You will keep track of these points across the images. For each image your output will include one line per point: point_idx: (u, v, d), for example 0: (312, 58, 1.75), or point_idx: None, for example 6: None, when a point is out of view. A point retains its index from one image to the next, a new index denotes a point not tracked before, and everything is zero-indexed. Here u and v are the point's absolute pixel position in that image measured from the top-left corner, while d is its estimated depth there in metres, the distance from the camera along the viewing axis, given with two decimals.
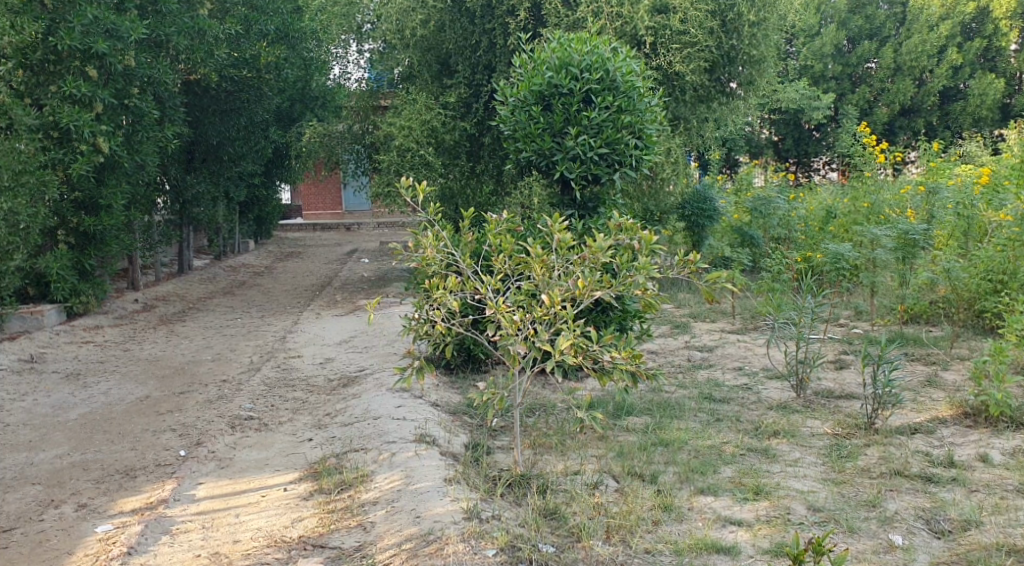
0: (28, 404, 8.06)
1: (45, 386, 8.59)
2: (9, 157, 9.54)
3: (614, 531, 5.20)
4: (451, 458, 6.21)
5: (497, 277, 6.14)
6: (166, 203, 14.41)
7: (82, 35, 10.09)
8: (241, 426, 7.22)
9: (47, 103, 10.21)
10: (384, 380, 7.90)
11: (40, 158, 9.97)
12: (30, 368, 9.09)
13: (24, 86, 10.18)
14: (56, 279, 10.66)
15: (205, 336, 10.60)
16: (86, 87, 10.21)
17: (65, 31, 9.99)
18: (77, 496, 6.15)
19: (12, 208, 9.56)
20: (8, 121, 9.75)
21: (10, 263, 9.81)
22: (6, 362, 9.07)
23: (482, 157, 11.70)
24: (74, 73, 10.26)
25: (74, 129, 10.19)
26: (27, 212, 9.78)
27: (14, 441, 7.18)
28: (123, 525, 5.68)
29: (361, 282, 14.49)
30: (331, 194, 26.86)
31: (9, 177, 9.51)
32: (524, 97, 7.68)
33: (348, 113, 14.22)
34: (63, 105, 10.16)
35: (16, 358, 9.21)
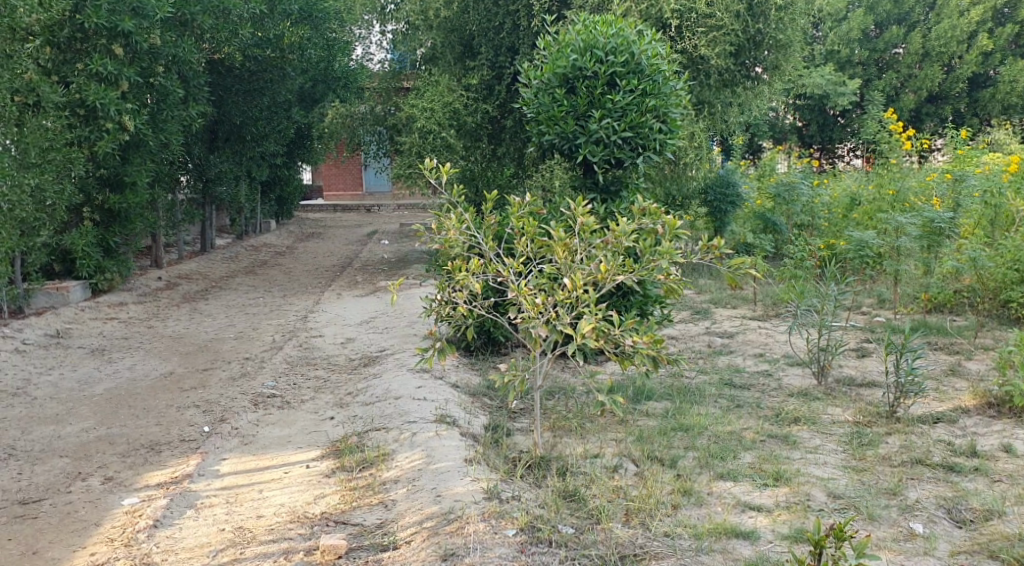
0: (55, 378, 8.17)
1: (70, 361, 8.70)
2: (37, 135, 9.58)
3: (634, 515, 5.21)
4: (471, 439, 6.25)
5: (519, 260, 6.22)
6: (188, 181, 14.44)
7: (108, 13, 10.20)
8: (265, 403, 7.28)
9: (74, 81, 10.30)
10: (405, 359, 7.99)
11: (66, 135, 10.05)
12: (56, 344, 9.20)
13: (51, 63, 10.30)
14: (81, 256, 10.76)
15: (228, 314, 10.69)
16: (112, 64, 10.32)
17: (92, 10, 10.09)
18: (103, 469, 6.23)
19: (40, 184, 9.64)
20: (36, 98, 9.78)
21: (37, 239, 9.93)
22: (33, 336, 9.17)
23: (503, 140, 11.68)
24: (101, 51, 10.38)
25: (101, 107, 10.27)
26: (53, 189, 9.87)
27: (40, 414, 7.27)
28: (149, 498, 5.75)
29: (381, 263, 14.51)
30: (351, 175, 26.85)
31: (36, 154, 9.58)
32: (547, 79, 7.71)
33: (371, 94, 14.23)
34: (89, 83, 10.27)
35: (42, 334, 9.33)
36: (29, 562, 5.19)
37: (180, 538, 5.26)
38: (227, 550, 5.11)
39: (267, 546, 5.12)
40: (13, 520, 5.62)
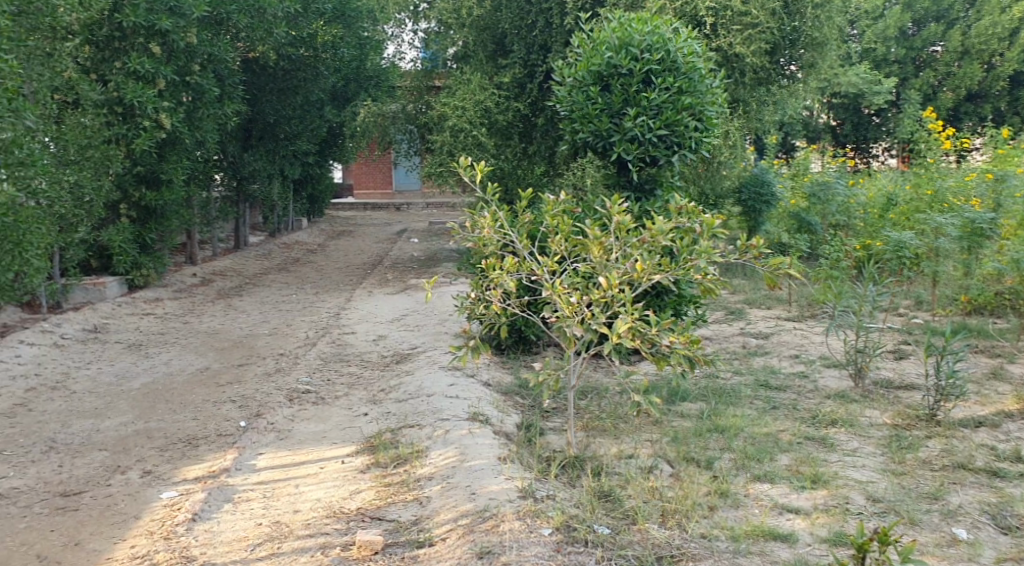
0: (93, 372, 8.24)
1: (108, 355, 8.77)
2: (76, 132, 9.71)
3: (670, 516, 5.17)
4: (504, 437, 6.23)
5: (554, 259, 6.18)
6: (223, 179, 14.51)
7: (146, 12, 10.31)
8: (299, 399, 7.29)
9: (112, 79, 10.44)
10: (437, 357, 7.98)
11: (105, 133, 10.17)
12: (95, 339, 9.29)
13: (90, 62, 10.47)
14: (118, 252, 10.85)
15: (262, 311, 10.74)
16: (149, 63, 10.42)
17: (130, 8, 10.20)
18: (142, 463, 6.26)
19: (79, 181, 9.76)
20: (75, 96, 9.98)
21: (74, 236, 9.94)
22: (72, 331, 9.28)
23: (534, 138, 11.71)
24: (139, 49, 10.48)
25: (138, 105, 10.39)
26: (92, 186, 9.98)
27: (79, 408, 7.33)
28: (187, 492, 5.77)
29: (412, 261, 14.52)
30: (381, 172, 26.99)
31: (75, 152, 9.70)
32: (581, 77, 7.67)
33: (402, 93, 14.10)
34: (127, 81, 10.37)
35: (81, 329, 9.43)
36: (69, 553, 5.21)
37: (218, 532, 5.27)
38: (265, 544, 5.11)
39: (304, 541, 5.12)
40: (54, 511, 5.65)
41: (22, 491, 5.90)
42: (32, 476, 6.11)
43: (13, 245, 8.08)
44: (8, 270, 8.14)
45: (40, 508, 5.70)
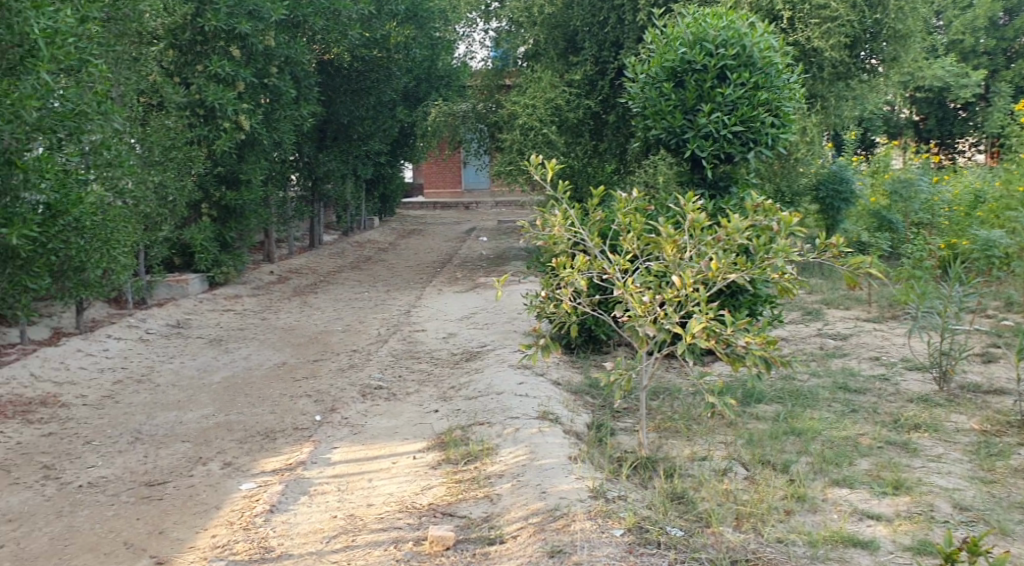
0: (176, 366, 8.41)
1: (190, 350, 8.94)
2: (161, 134, 9.92)
3: (745, 519, 5.04)
4: (575, 437, 6.16)
5: (626, 257, 6.09)
6: (299, 179, 14.67)
7: (227, 16, 10.45)
8: (372, 394, 7.32)
9: (194, 82, 10.61)
10: (507, 355, 7.94)
11: (188, 135, 10.39)
12: (177, 334, 9.47)
13: (173, 65, 10.64)
14: (198, 249, 11.07)
15: (335, 307, 10.83)
16: (230, 66, 10.61)
17: (212, 13, 10.38)
18: (222, 454, 6.33)
19: (163, 181, 9.97)
20: (159, 99, 10.13)
21: (159, 234, 10.15)
22: (156, 327, 9.49)
23: (604, 136, 11.56)
24: (219, 53, 10.68)
25: (219, 107, 10.56)
26: (175, 186, 10.19)
27: (163, 401, 7.47)
28: (265, 484, 5.82)
29: (481, 260, 14.50)
30: (451, 171, 27.11)
31: (160, 153, 9.92)
32: (654, 73, 7.58)
33: (474, 93, 14.18)
34: (209, 84, 10.53)
35: (164, 324, 9.62)
36: (154, 540, 5.25)
37: (294, 524, 5.29)
38: (339, 537, 5.12)
39: (377, 534, 5.11)
40: (140, 499, 5.74)
41: (109, 480, 6.01)
42: (118, 465, 6.23)
43: (101, 242, 8.54)
44: (98, 265, 8.56)
45: (126, 496, 5.79)
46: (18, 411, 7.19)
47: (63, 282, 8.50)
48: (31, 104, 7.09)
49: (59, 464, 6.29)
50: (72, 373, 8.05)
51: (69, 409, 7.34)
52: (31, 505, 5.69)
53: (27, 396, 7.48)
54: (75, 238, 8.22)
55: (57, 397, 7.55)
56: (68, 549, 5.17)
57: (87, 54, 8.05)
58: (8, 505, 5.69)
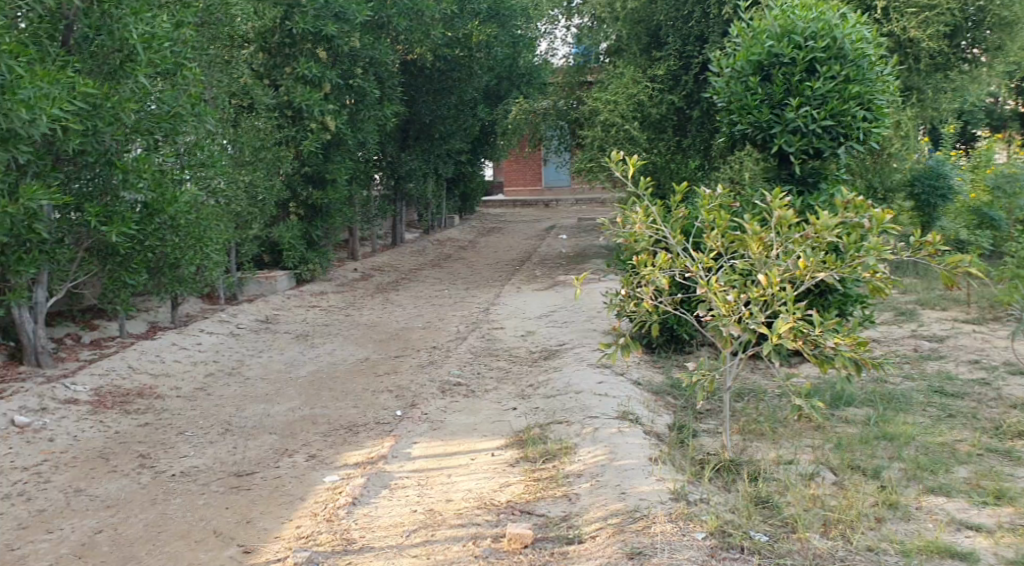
0: (265, 360, 8.53)
1: (277, 344, 9.05)
2: (251, 135, 10.09)
3: (833, 525, 4.84)
4: (656, 438, 6.02)
5: (710, 255, 5.91)
6: (382, 178, 14.75)
7: (314, 18, 10.57)
8: (451, 391, 7.28)
9: (283, 84, 10.79)
10: (586, 354, 7.82)
11: (276, 136, 10.55)
12: (264, 329, 9.60)
13: (263, 68, 10.85)
14: (287, 247, 11.21)
15: (416, 305, 10.85)
16: (317, 68, 10.75)
17: (300, 16, 10.51)
18: (307, 447, 6.36)
19: (253, 181, 10.10)
20: (250, 101, 10.33)
21: (250, 232, 10.30)
22: (245, 321, 9.63)
23: (688, 132, 11.41)
24: (307, 55, 10.81)
25: (306, 108, 10.69)
26: (265, 186, 10.32)
27: (251, 394, 7.56)
28: (348, 476, 5.81)
29: (561, 258, 14.38)
30: (531, 169, 27.05)
31: (250, 153, 10.06)
32: (740, 67, 7.37)
33: (554, 89, 14.01)
34: (296, 86, 10.70)
35: (252, 319, 9.76)
36: (242, 529, 5.27)
37: (376, 517, 5.26)
38: (419, 531, 5.07)
39: (456, 530, 5.05)
40: (229, 489, 5.78)
41: (200, 470, 6.08)
42: (209, 456, 6.29)
43: (196, 241, 8.65)
44: (192, 263, 8.71)
45: (217, 485, 5.84)
46: (116, 401, 7.33)
47: (159, 278, 8.65)
48: (129, 107, 7.34)
49: (154, 453, 6.38)
50: (167, 365, 8.21)
51: (164, 400, 7.47)
52: (127, 492, 5.77)
53: (125, 387, 7.63)
54: (171, 237, 8.27)
55: (153, 388, 7.71)
56: (161, 536, 5.22)
57: (183, 58, 8.09)
58: (106, 492, 5.79)
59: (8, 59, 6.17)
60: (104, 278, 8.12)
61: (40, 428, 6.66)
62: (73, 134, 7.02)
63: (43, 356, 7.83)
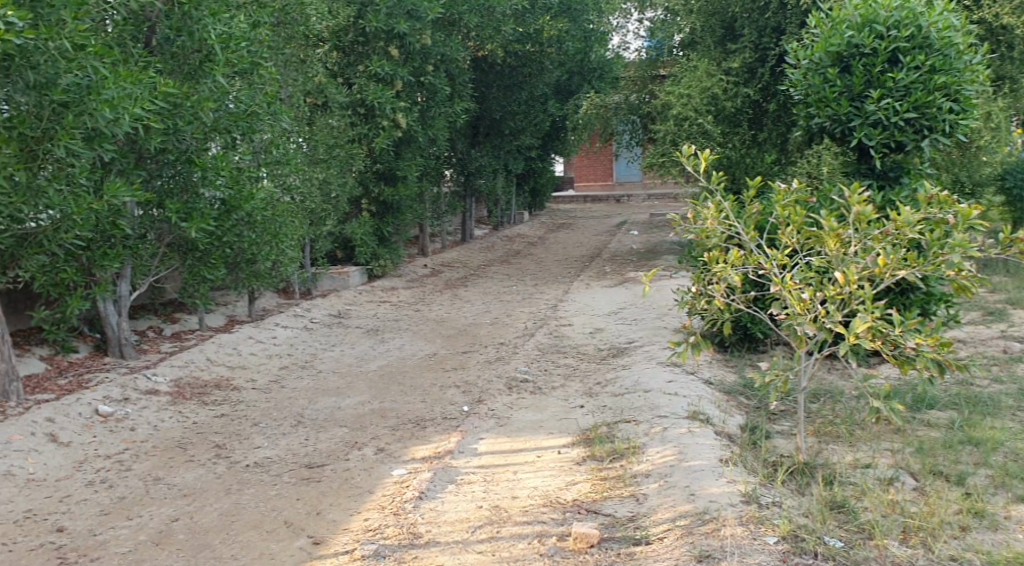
0: (337, 354, 8.56)
1: (348, 339, 9.07)
2: (325, 132, 10.14)
3: (913, 533, 4.63)
4: (727, 438, 5.84)
5: (785, 252, 5.70)
6: (452, 175, 14.73)
7: (387, 16, 10.57)
8: (518, 387, 7.19)
9: (356, 82, 10.80)
10: (656, 353, 7.66)
11: (350, 133, 10.60)
12: (336, 323, 9.63)
13: (337, 66, 10.89)
14: (359, 243, 11.25)
15: (485, 301, 10.80)
16: (388, 66, 10.73)
17: (372, 14, 10.52)
18: (376, 440, 6.33)
19: (327, 178, 10.14)
20: (324, 99, 10.36)
21: (323, 229, 10.33)
22: (318, 316, 9.68)
23: (763, 125, 11.18)
24: (379, 53, 10.82)
25: (378, 106, 10.71)
26: (338, 183, 10.35)
27: (322, 387, 7.57)
28: (415, 471, 5.76)
29: (632, 254, 14.19)
30: (602, 165, 26.84)
31: (324, 151, 10.10)
32: (818, 59, 7.10)
33: (626, 83, 13.84)
34: (369, 83, 10.70)
35: (325, 314, 9.81)
36: (312, 521, 5.24)
37: (442, 511, 5.18)
38: (485, 527, 4.98)
39: (521, 527, 4.95)
40: (300, 481, 5.77)
41: (273, 461, 6.09)
42: (282, 447, 6.30)
43: (271, 237, 8.69)
44: (268, 258, 8.77)
45: (288, 476, 5.84)
46: (195, 392, 7.40)
47: (236, 273, 8.72)
48: (208, 106, 7.37)
49: (230, 444, 6.42)
50: (243, 357, 8.27)
51: (240, 392, 7.52)
52: (203, 482, 5.80)
53: (203, 378, 7.72)
54: (248, 233, 8.35)
55: (230, 380, 7.78)
56: (233, 525, 5.22)
57: (259, 57, 8.10)
58: (183, 480, 5.82)
59: (94, 61, 6.18)
60: (185, 272, 8.23)
61: (122, 418, 6.75)
62: (154, 133, 7.13)
63: (126, 347, 7.93)
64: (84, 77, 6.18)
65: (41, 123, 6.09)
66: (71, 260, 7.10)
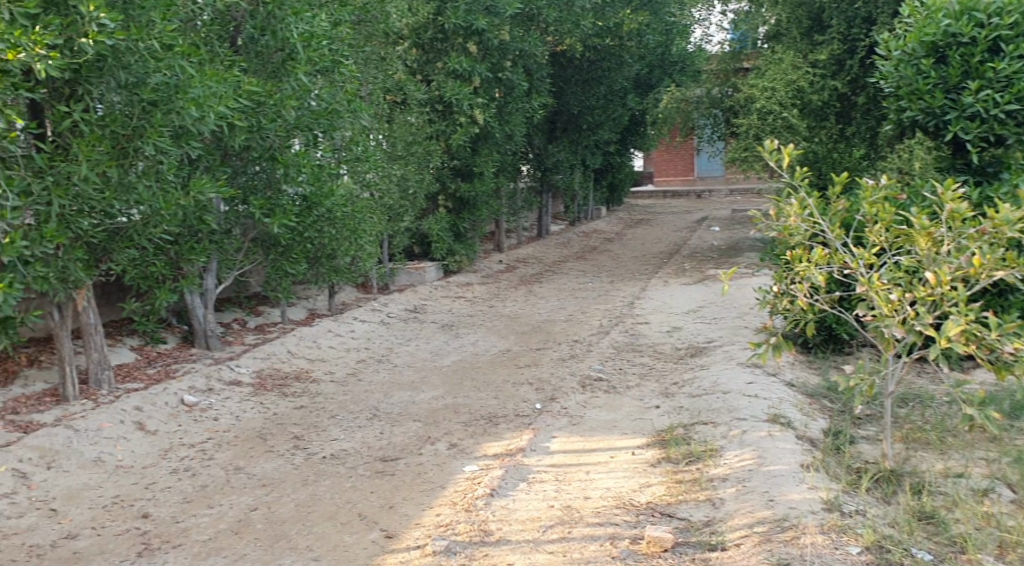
0: (412, 348, 8.54)
1: (424, 334, 9.06)
2: (403, 129, 10.11)
3: (1009, 548, 4.39)
4: (809, 443, 5.63)
5: (872, 251, 5.45)
6: (529, 171, 14.62)
7: (466, 13, 10.53)
8: (592, 386, 7.06)
9: (435, 79, 10.76)
10: (736, 353, 7.45)
11: (428, 130, 10.56)
12: (412, 318, 9.62)
13: (416, 63, 10.87)
14: (436, 239, 11.24)
15: (560, 297, 10.69)
16: (467, 62, 10.67)
17: (452, 10, 10.48)
18: (448, 436, 6.27)
19: (405, 175, 10.13)
20: (403, 96, 10.36)
21: (401, 224, 10.32)
22: (394, 311, 9.68)
23: (852, 119, 10.83)
24: (457, 50, 10.78)
25: (456, 102, 10.66)
26: (415, 179, 10.32)
27: (397, 381, 7.55)
28: (487, 467, 5.68)
29: (711, 251, 13.93)
30: (682, 160, 26.46)
31: (402, 147, 10.09)
32: (912, 49, 6.81)
33: (708, 77, 13.57)
34: (447, 80, 10.65)
35: (401, 308, 9.81)
36: (385, 514, 5.20)
37: (513, 509, 5.09)
38: (557, 527, 4.87)
39: (593, 529, 4.83)
40: (375, 474, 5.74)
41: (349, 454, 6.07)
42: (358, 440, 6.29)
43: (351, 233, 8.71)
44: (348, 254, 8.80)
45: (363, 469, 5.81)
46: (276, 384, 7.46)
47: (317, 268, 8.76)
48: (291, 104, 7.45)
49: (308, 435, 6.43)
50: (322, 351, 8.32)
51: (319, 384, 7.55)
52: (282, 472, 5.81)
53: (284, 370, 7.77)
54: (329, 229, 8.35)
55: (309, 372, 7.82)
56: (310, 516, 5.21)
57: (341, 57, 8.09)
58: (263, 470, 5.85)
59: (181, 60, 6.22)
60: (268, 268, 8.33)
61: (207, 408, 6.83)
62: (239, 131, 7.14)
63: (212, 339, 8.02)
64: (173, 77, 6.23)
65: (132, 121, 6.08)
66: (160, 253, 7.21)
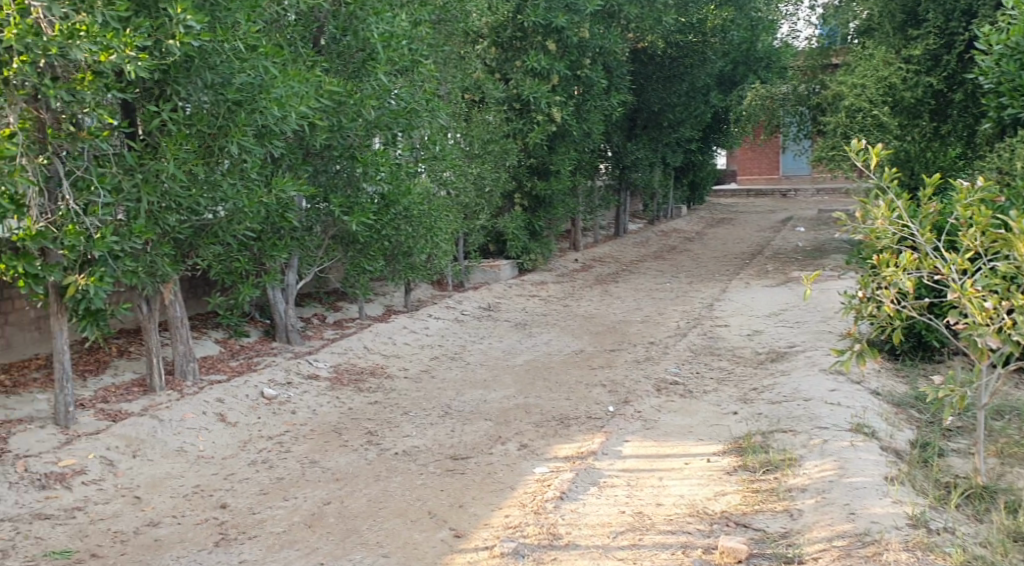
0: (485, 346, 8.45)
1: (498, 332, 8.96)
2: (480, 128, 10.00)
3: None
4: (894, 454, 5.37)
5: (966, 256, 5.14)
6: (607, 169, 14.42)
7: (546, 10, 10.39)
8: (667, 389, 6.87)
9: (513, 77, 10.64)
10: (818, 358, 7.18)
11: (505, 128, 10.42)
12: (487, 316, 9.53)
13: (496, 62, 10.75)
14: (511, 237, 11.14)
15: (637, 298, 10.49)
16: (546, 59, 10.51)
17: (531, 8, 10.36)
18: (519, 436, 6.16)
19: (481, 173, 10.04)
20: (481, 94, 10.29)
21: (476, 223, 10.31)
22: (469, 308, 9.60)
23: (948, 117, 10.23)
24: (537, 48, 10.65)
25: (534, 101, 10.52)
26: (492, 177, 10.22)
27: (469, 379, 7.46)
28: (558, 470, 5.54)
29: (796, 252, 13.56)
30: (767, 159, 25.91)
31: (479, 146, 10.00)
32: (1014, 43, 6.43)
33: (795, 73, 13.21)
34: (525, 79, 10.54)
35: (476, 306, 9.73)
36: (455, 513, 5.10)
37: (583, 514, 4.94)
38: (628, 533, 4.71)
39: (665, 537, 4.66)
40: (445, 472, 5.65)
41: (421, 450, 6.00)
42: (429, 437, 6.21)
43: (429, 231, 8.66)
44: (424, 251, 8.75)
45: (434, 467, 5.73)
46: (352, 378, 7.44)
47: (394, 265, 8.74)
48: (370, 104, 7.38)
49: (381, 431, 6.37)
50: (397, 346, 8.28)
51: (393, 380, 7.50)
52: (354, 467, 5.76)
53: (360, 364, 7.75)
54: (406, 227, 8.35)
55: (383, 368, 7.79)
56: (380, 512, 5.13)
57: (419, 55, 8.05)
58: (336, 464, 5.80)
59: (264, 60, 6.14)
60: (347, 264, 8.34)
61: (285, 400, 6.83)
62: (320, 130, 7.12)
63: (293, 333, 8.04)
64: (257, 77, 6.15)
65: (218, 121, 6.09)
66: (244, 249, 7.16)
